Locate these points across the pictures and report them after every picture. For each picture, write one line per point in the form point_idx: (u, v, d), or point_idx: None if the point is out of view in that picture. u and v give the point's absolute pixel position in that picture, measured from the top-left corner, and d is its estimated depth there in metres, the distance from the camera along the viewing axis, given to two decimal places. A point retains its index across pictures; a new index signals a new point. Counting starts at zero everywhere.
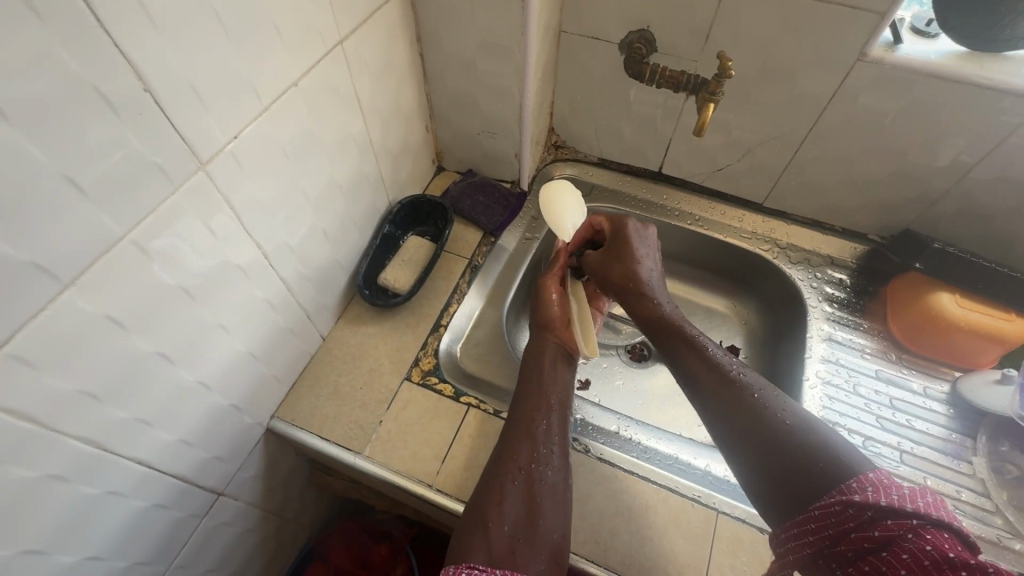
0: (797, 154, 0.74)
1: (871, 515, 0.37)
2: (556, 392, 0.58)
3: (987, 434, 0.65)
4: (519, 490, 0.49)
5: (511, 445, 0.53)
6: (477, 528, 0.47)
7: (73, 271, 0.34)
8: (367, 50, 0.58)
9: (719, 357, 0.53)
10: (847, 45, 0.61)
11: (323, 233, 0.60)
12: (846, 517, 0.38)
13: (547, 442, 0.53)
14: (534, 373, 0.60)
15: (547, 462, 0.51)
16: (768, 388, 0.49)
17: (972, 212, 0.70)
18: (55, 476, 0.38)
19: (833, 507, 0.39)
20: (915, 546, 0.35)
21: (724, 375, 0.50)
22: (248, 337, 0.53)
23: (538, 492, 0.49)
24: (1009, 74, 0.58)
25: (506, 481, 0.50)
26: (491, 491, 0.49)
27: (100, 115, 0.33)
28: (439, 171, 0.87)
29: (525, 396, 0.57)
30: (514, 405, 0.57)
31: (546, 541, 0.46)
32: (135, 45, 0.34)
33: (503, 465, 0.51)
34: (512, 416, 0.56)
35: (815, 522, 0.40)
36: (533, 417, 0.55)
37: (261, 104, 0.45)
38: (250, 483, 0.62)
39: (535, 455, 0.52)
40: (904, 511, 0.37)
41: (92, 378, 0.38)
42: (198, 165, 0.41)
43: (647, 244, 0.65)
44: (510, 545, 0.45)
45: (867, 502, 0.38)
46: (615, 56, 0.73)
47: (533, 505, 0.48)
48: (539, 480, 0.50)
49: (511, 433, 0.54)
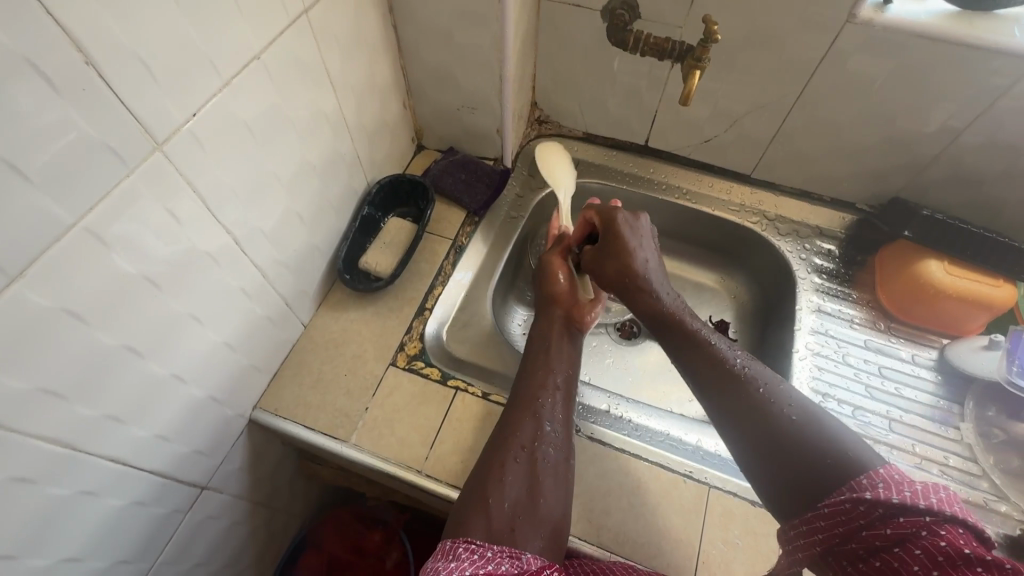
0: (785, 122, 0.73)
1: (883, 511, 0.36)
2: (562, 371, 0.56)
3: (974, 399, 0.65)
4: (522, 468, 0.48)
5: (514, 422, 0.51)
6: (476, 502, 0.46)
7: (22, 263, 0.32)
8: (335, 21, 0.55)
9: (723, 350, 0.50)
10: (836, 6, 0.58)
11: (298, 217, 0.58)
12: (855, 514, 0.37)
13: (552, 421, 0.52)
14: (541, 350, 0.58)
15: (551, 442, 0.50)
16: (774, 381, 0.47)
17: (960, 178, 0.69)
18: (19, 479, 0.36)
19: (843, 504, 0.38)
20: (929, 542, 0.34)
21: (733, 374, 0.48)
22: (223, 327, 0.51)
23: (540, 472, 0.48)
24: (1000, 33, 0.56)
25: (508, 459, 0.48)
26: (493, 467, 0.48)
27: (39, 93, 0.31)
28: (419, 150, 0.84)
29: (531, 372, 0.56)
30: (518, 383, 0.55)
31: (545, 521, 0.46)
32: (73, 15, 0.31)
33: (506, 441, 0.50)
34: (517, 393, 0.54)
35: (824, 520, 0.39)
36: (537, 396, 0.53)
37: (221, 79, 0.42)
38: (235, 476, 0.60)
39: (540, 434, 0.51)
40: (916, 507, 0.35)
41: (53, 375, 0.36)
42: (154, 145, 0.38)
43: (639, 235, 0.62)
44: (509, 523, 0.45)
45: (878, 500, 0.36)
46: (598, 24, 0.71)
47: (535, 485, 0.47)
48: (541, 460, 0.49)
49: (515, 409, 0.52)
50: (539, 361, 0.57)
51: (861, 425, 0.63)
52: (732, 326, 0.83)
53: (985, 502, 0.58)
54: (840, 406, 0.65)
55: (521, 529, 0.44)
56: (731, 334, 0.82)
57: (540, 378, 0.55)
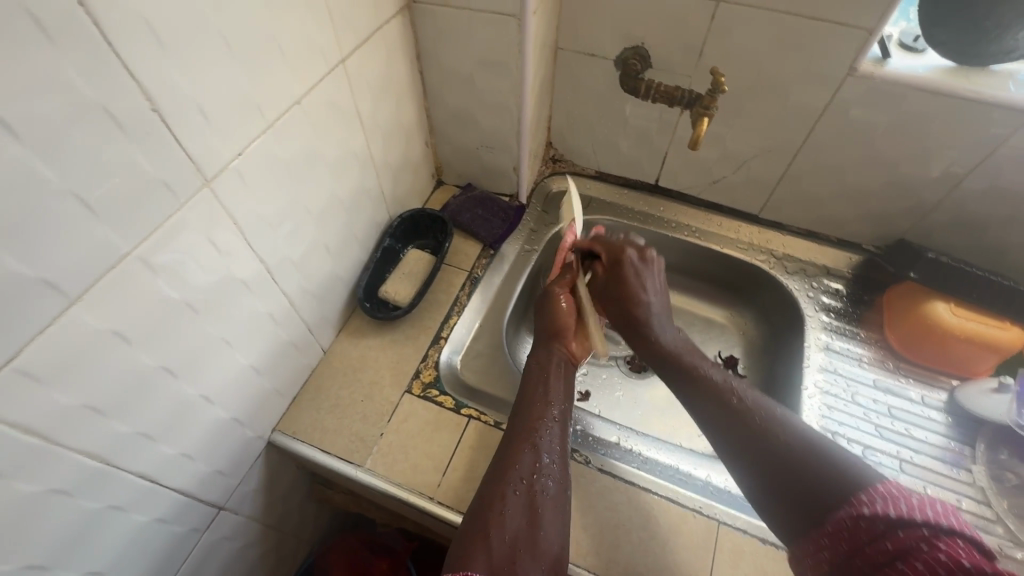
0: (790, 166, 0.76)
1: (883, 527, 0.37)
2: (560, 402, 0.57)
3: (986, 442, 0.65)
4: (521, 501, 0.49)
5: (511, 454, 0.52)
6: (477, 535, 0.46)
7: (80, 287, 0.35)
8: (368, 68, 0.59)
9: (722, 380, 0.53)
10: (836, 60, 0.62)
11: (325, 247, 0.61)
12: (857, 530, 0.38)
13: (546, 452, 0.53)
14: (540, 380, 0.59)
15: (548, 473, 0.51)
16: (771, 406, 0.49)
17: (964, 222, 0.71)
18: (57, 491, 0.38)
19: (844, 521, 0.39)
20: (930, 557, 0.34)
21: (726, 396, 0.51)
22: (251, 350, 0.53)
23: (540, 505, 0.49)
24: (995, 88, 0.59)
25: (508, 491, 0.49)
26: (492, 500, 0.49)
27: (109, 136, 0.34)
28: (438, 185, 0.88)
29: (529, 404, 0.57)
30: (516, 413, 0.56)
31: (546, 553, 0.46)
32: (144, 68, 0.35)
33: (506, 472, 0.50)
34: (513, 424, 0.55)
35: (828, 537, 0.40)
36: (536, 427, 0.54)
37: (265, 121, 0.46)
38: (251, 497, 0.61)
39: (538, 466, 0.51)
40: (915, 520, 0.36)
41: (96, 393, 0.38)
42: (203, 181, 0.42)
43: (654, 283, 0.64)
44: (509, 554, 0.45)
45: (877, 515, 0.38)
46: (611, 72, 0.75)
47: (535, 517, 0.48)
48: (540, 491, 0.50)
49: (513, 440, 0.53)
50: (537, 391, 0.58)
51: (871, 465, 0.64)
52: (742, 362, 0.83)
53: (1000, 547, 0.57)
54: (850, 445, 0.65)
55: (522, 562, 0.45)
56: (740, 369, 0.83)
57: (536, 411, 0.56)
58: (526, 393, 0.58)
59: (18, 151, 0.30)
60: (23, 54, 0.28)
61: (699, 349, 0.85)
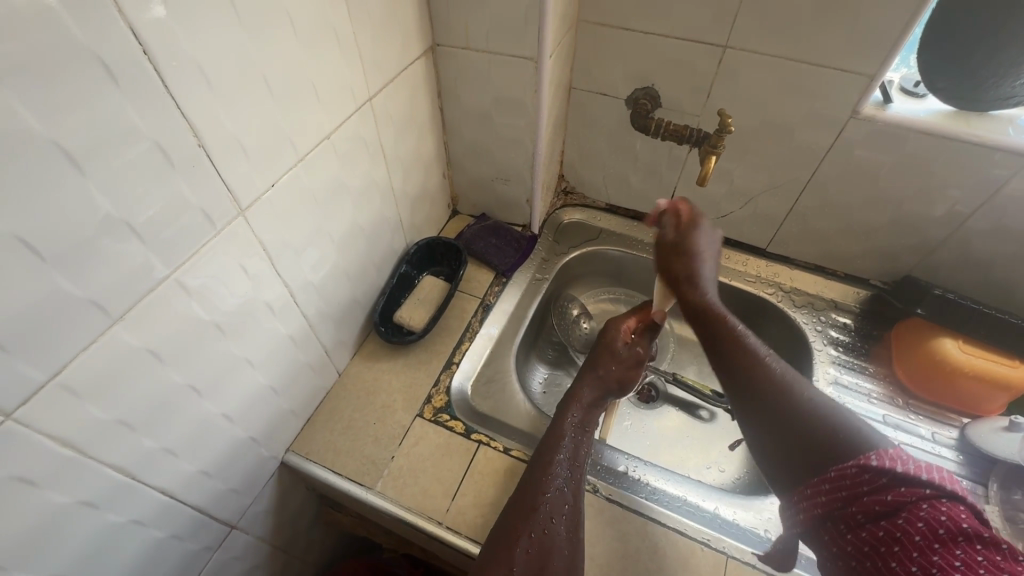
0: (797, 203, 0.78)
1: (887, 481, 0.41)
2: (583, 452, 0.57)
3: (999, 482, 0.64)
4: (545, 541, 0.49)
5: (538, 490, 0.52)
6: (499, 565, 0.47)
7: (122, 307, 0.37)
8: (393, 105, 0.63)
9: (744, 335, 0.54)
10: (839, 103, 0.65)
11: (345, 272, 0.64)
12: (861, 481, 0.42)
13: (573, 490, 0.53)
14: (563, 428, 0.59)
15: (570, 514, 0.51)
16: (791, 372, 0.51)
17: (970, 260, 0.72)
18: (84, 504, 0.40)
19: (849, 469, 0.43)
20: (930, 515, 0.38)
21: (750, 352, 0.53)
22: (271, 370, 0.55)
23: (560, 545, 0.49)
24: (995, 132, 0.61)
25: (535, 529, 0.49)
26: (515, 532, 0.49)
27: (159, 168, 0.37)
28: (454, 214, 0.91)
29: (550, 447, 0.56)
30: (537, 454, 0.56)
31: None
32: (195, 109, 0.38)
33: (532, 511, 0.50)
34: (540, 457, 0.56)
35: (830, 484, 0.44)
36: (557, 468, 0.54)
37: (298, 155, 0.49)
38: (262, 517, 0.62)
39: (563, 509, 0.52)
40: (919, 480, 0.40)
41: (127, 409, 0.40)
42: (238, 210, 0.44)
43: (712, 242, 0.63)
44: None
45: (883, 469, 0.41)
46: (623, 111, 0.78)
47: (555, 555, 0.48)
48: (560, 531, 0.50)
49: (535, 480, 0.53)
50: (557, 436, 0.58)
51: None
52: None
53: None
54: None
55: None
56: None
57: (566, 449, 0.56)
58: (556, 430, 0.59)
59: (77, 181, 0.32)
60: (89, 94, 0.31)
61: (708, 380, 0.86)
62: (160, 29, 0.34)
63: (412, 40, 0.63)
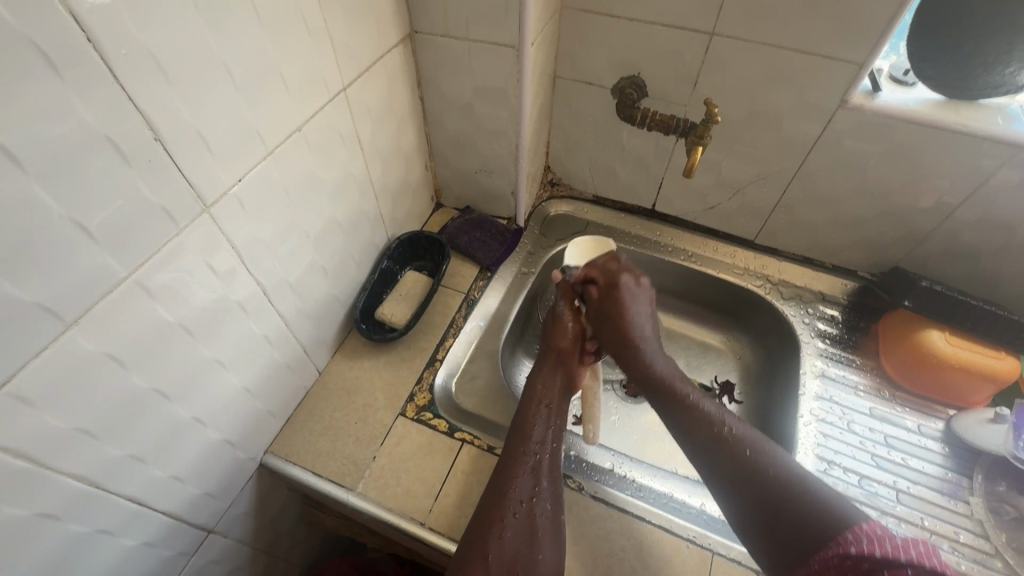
0: (785, 194, 0.77)
1: (869, 566, 0.40)
2: (555, 431, 0.57)
3: (983, 474, 0.64)
4: (521, 524, 0.48)
5: (511, 474, 0.51)
6: (476, 557, 0.46)
7: (77, 311, 0.35)
8: (369, 95, 0.61)
9: (714, 413, 0.55)
10: (827, 93, 0.63)
11: (322, 269, 0.62)
12: (843, 568, 0.41)
13: (549, 474, 0.53)
14: (532, 408, 0.58)
15: (546, 497, 0.51)
16: (766, 444, 0.51)
17: (957, 251, 0.71)
18: (45, 515, 0.38)
19: (831, 559, 0.42)
20: None
21: (719, 428, 0.53)
22: (245, 372, 0.54)
23: (538, 529, 0.48)
24: (985, 122, 0.60)
25: (507, 514, 0.48)
26: (492, 518, 0.48)
27: (113, 164, 0.35)
28: (437, 207, 0.89)
29: (523, 427, 0.56)
30: (509, 435, 0.56)
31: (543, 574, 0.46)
32: (148, 100, 0.36)
33: (505, 494, 0.50)
34: (511, 444, 0.54)
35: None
36: (527, 451, 0.53)
37: (265, 149, 0.47)
38: (242, 520, 0.61)
39: (536, 489, 0.51)
40: (898, 560, 0.39)
41: (87, 415, 0.38)
42: (203, 208, 0.42)
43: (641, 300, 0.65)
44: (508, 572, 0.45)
45: (863, 554, 0.40)
46: (609, 101, 0.76)
47: (532, 541, 0.48)
48: (537, 514, 0.49)
49: (507, 464, 0.53)
50: (528, 418, 0.57)
51: (867, 495, 0.63)
52: (738, 387, 0.84)
53: None
54: (846, 475, 0.65)
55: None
56: (737, 396, 0.82)
57: (536, 433, 0.55)
58: (525, 413, 0.57)
59: (19, 180, 0.30)
60: (28, 87, 0.29)
61: (696, 374, 0.86)
62: (105, 14, 0.31)
63: (388, 27, 0.60)
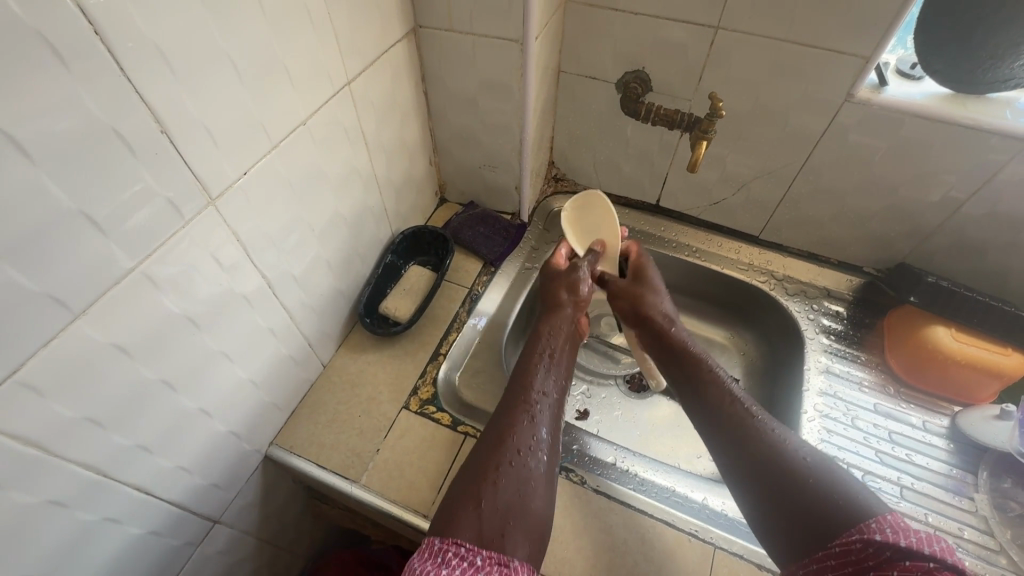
0: (790, 188, 0.76)
1: (889, 554, 0.39)
2: (557, 386, 0.58)
3: (988, 470, 0.64)
4: (516, 473, 0.48)
5: (511, 422, 0.51)
6: (469, 502, 0.45)
7: (84, 302, 0.36)
8: (374, 89, 0.61)
9: (735, 394, 0.55)
10: (833, 88, 0.63)
11: (326, 263, 0.62)
12: (864, 554, 0.40)
13: (546, 429, 0.53)
14: (538, 357, 0.60)
15: (543, 450, 0.51)
16: (782, 427, 0.52)
17: (965, 247, 0.71)
18: (54, 503, 0.39)
19: (854, 545, 0.41)
20: None
21: (738, 409, 0.53)
22: (251, 363, 0.54)
23: (533, 479, 0.48)
24: (993, 116, 0.59)
25: (503, 461, 0.48)
26: (487, 468, 0.47)
27: (119, 156, 0.35)
28: (441, 203, 0.90)
29: (525, 377, 0.57)
30: (511, 386, 0.57)
31: (532, 529, 0.45)
32: (155, 92, 0.36)
33: (503, 443, 0.49)
34: (510, 399, 0.55)
35: (834, 559, 0.41)
36: (532, 401, 0.54)
37: (270, 141, 0.48)
38: (248, 510, 0.62)
39: (536, 440, 0.51)
40: (922, 553, 0.37)
41: (94, 405, 0.39)
42: (208, 201, 0.43)
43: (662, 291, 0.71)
44: (500, 527, 0.43)
45: (885, 543, 0.39)
46: (613, 95, 0.76)
47: (527, 490, 0.47)
48: (534, 465, 0.49)
49: (508, 412, 0.53)
50: (532, 369, 0.58)
51: (871, 491, 0.63)
52: (742, 383, 0.83)
53: None
54: (849, 470, 0.65)
55: (511, 534, 0.43)
56: (740, 392, 0.82)
57: (537, 384, 0.56)
58: (526, 367, 0.58)
59: (28, 170, 0.31)
60: (35, 78, 0.30)
61: None
62: (114, 9, 0.32)
63: (393, 21, 0.61)
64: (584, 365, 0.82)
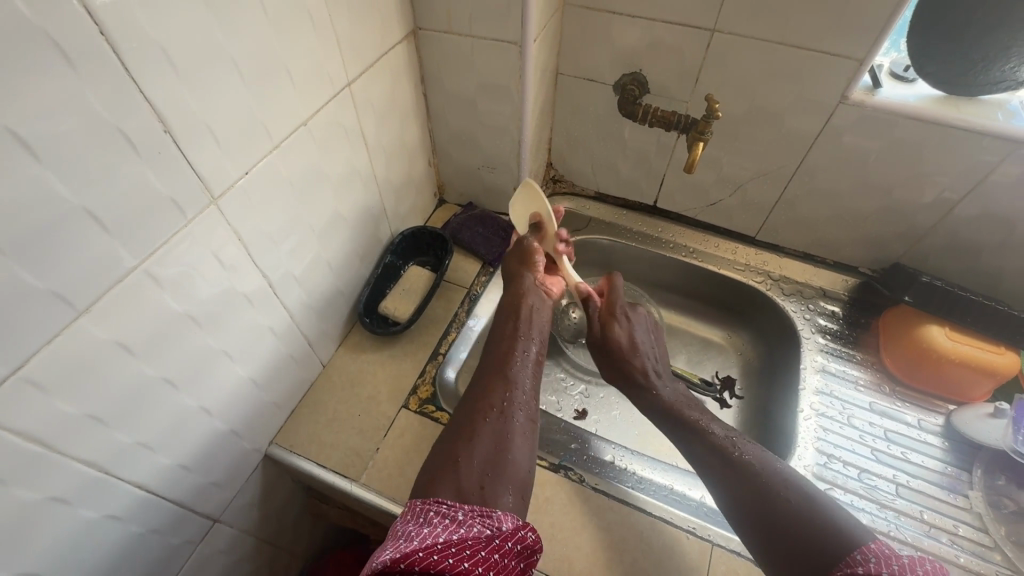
0: (786, 189, 0.77)
1: None
2: (534, 341, 0.62)
3: (983, 467, 0.65)
4: (493, 429, 0.51)
5: (488, 387, 0.55)
6: (449, 462, 0.48)
7: (87, 299, 0.36)
8: (374, 91, 0.61)
9: (725, 437, 0.56)
10: (828, 89, 0.64)
11: (326, 264, 0.62)
12: None
13: (523, 390, 0.56)
14: (513, 319, 0.63)
15: (518, 408, 0.54)
16: (773, 464, 0.53)
17: (959, 247, 0.71)
18: (56, 500, 0.39)
19: None
20: None
21: (729, 451, 0.55)
22: (251, 363, 0.54)
23: (510, 432, 0.52)
24: (985, 117, 0.60)
25: (480, 422, 0.52)
26: (465, 428, 0.51)
27: (123, 154, 0.36)
28: (440, 204, 0.90)
29: (500, 342, 0.61)
30: (488, 350, 0.61)
31: (513, 478, 0.48)
32: (159, 91, 0.36)
33: (480, 405, 0.53)
34: (486, 369, 0.58)
35: None
36: (507, 362, 0.58)
37: (271, 142, 0.48)
38: (247, 509, 0.62)
39: (510, 399, 0.55)
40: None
41: (96, 402, 0.39)
42: (210, 200, 0.43)
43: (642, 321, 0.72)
44: (480, 480, 0.46)
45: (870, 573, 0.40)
46: (611, 97, 0.77)
47: (506, 443, 0.51)
48: (510, 420, 0.53)
49: (485, 379, 0.56)
50: (507, 333, 0.61)
51: (867, 488, 0.63)
52: (739, 383, 0.84)
53: None
54: (845, 468, 0.65)
55: (491, 485, 0.46)
56: (738, 391, 0.83)
57: (512, 346, 0.60)
58: (500, 332, 0.62)
59: (33, 168, 0.31)
60: (40, 77, 0.30)
61: (697, 369, 0.86)
62: (119, 11, 0.32)
63: (393, 24, 0.61)
64: (582, 365, 0.82)
